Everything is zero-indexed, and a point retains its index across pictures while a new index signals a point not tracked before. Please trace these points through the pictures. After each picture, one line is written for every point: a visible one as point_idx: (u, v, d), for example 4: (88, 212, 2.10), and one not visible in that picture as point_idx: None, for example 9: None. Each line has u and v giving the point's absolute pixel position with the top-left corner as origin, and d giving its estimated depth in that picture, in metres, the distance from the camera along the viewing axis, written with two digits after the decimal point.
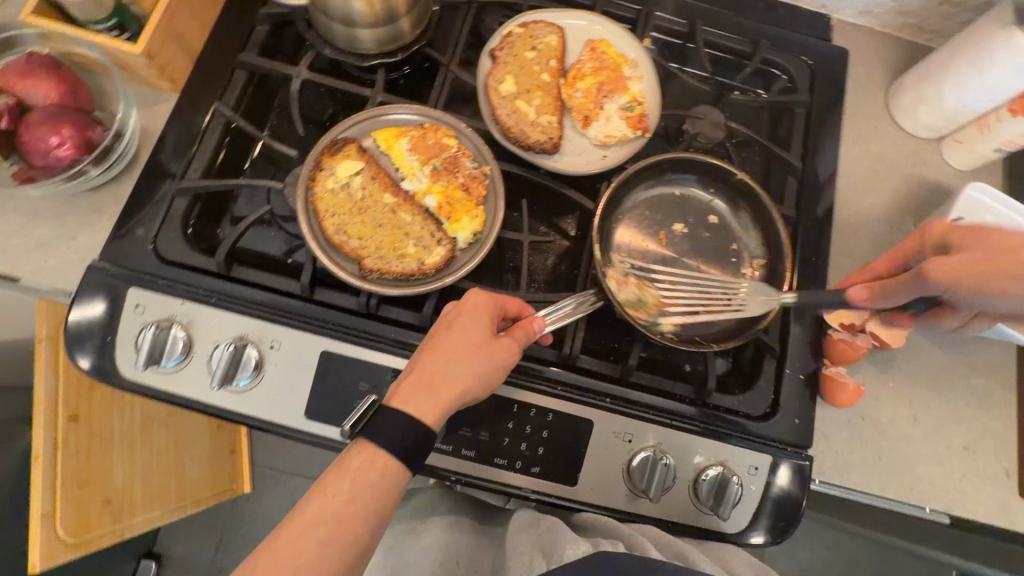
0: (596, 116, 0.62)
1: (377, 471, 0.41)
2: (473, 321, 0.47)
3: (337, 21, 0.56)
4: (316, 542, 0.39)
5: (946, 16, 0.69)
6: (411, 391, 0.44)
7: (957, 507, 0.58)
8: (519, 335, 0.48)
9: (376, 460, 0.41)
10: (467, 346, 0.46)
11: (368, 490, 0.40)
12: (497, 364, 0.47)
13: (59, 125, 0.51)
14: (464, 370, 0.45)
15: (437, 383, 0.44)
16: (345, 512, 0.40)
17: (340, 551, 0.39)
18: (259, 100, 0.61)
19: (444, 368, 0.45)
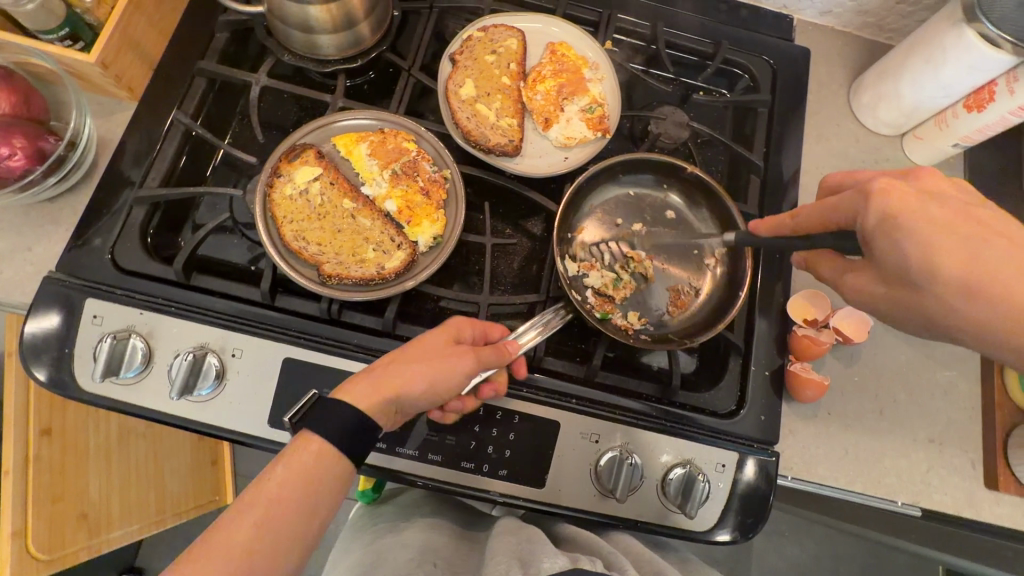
0: (556, 119, 0.63)
1: (313, 456, 0.39)
2: (439, 338, 0.48)
3: (294, 28, 0.56)
4: (247, 532, 0.36)
5: (904, 14, 0.70)
6: (359, 387, 0.43)
7: (924, 500, 0.58)
8: (486, 352, 0.48)
9: (308, 453, 0.39)
10: (429, 353, 0.46)
11: (302, 477, 0.39)
12: (457, 379, 0.46)
13: (12, 136, 0.51)
14: (420, 377, 0.45)
15: (387, 384, 0.43)
16: (279, 498, 0.38)
17: (273, 539, 0.37)
18: (220, 108, 0.60)
19: (398, 371, 0.44)
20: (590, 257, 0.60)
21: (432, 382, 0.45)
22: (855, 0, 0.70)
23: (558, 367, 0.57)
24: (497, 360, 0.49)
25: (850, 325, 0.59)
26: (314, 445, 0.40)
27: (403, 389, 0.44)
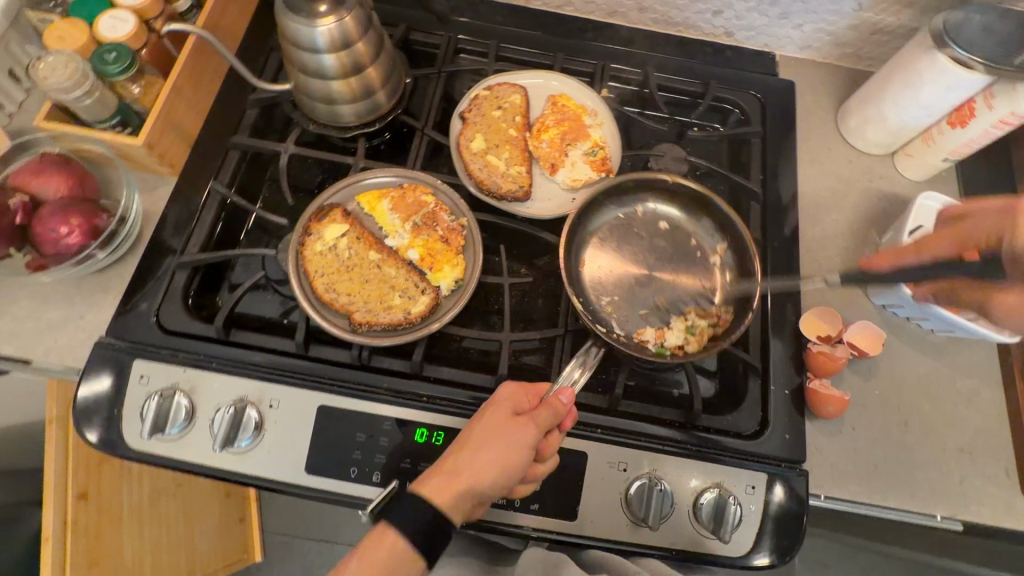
0: (562, 163, 0.68)
1: (385, 547, 0.45)
2: (498, 419, 0.50)
3: (318, 101, 0.61)
4: None
5: (880, 43, 0.75)
6: (436, 489, 0.46)
7: (962, 511, 0.57)
8: (543, 417, 0.49)
9: (382, 546, 0.45)
10: (489, 430, 0.49)
11: (374, 568, 0.44)
12: (522, 460, 0.49)
13: (69, 216, 0.56)
14: (490, 468, 0.48)
15: (468, 479, 0.47)
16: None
17: None
18: (251, 176, 0.66)
19: (472, 467, 0.47)
20: (604, 289, 0.63)
21: (501, 472, 0.48)
22: (832, 35, 0.75)
23: (581, 398, 0.59)
24: (554, 418, 0.50)
25: (864, 338, 0.61)
26: (393, 529, 0.45)
27: (478, 484, 0.47)
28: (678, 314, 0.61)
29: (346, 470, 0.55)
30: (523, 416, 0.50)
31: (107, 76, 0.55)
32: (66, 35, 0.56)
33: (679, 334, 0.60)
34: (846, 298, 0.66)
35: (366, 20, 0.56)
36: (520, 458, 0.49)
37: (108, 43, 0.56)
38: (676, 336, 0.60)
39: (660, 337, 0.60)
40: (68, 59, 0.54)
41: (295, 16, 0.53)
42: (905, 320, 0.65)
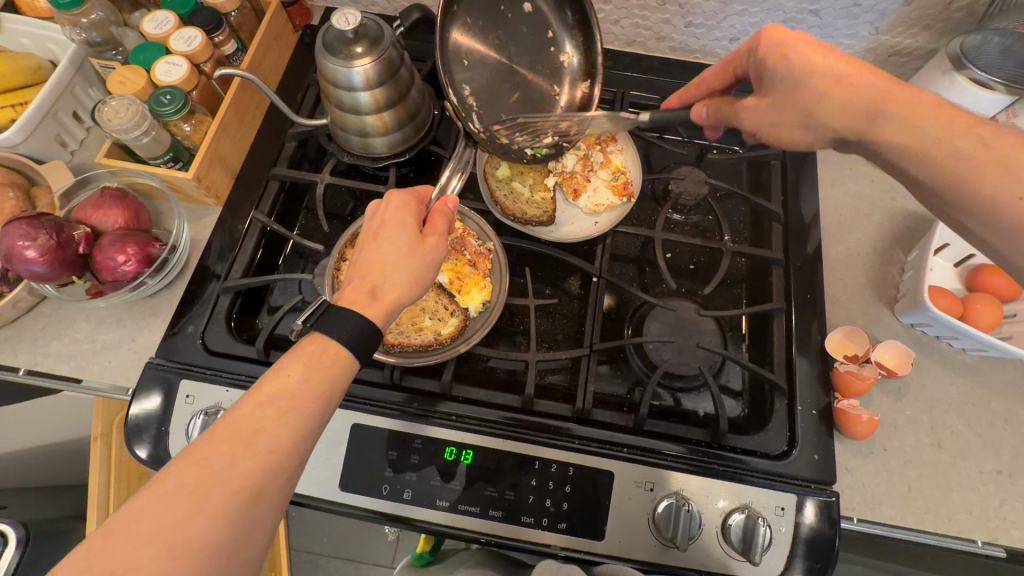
0: (584, 188, 0.69)
1: (270, 409, 0.39)
2: (377, 219, 0.50)
3: (352, 133, 0.65)
4: (191, 490, 0.35)
5: (900, 64, 0.75)
6: (256, 404, 0.39)
7: (1003, 536, 0.56)
8: (440, 222, 0.51)
9: (269, 388, 0.40)
10: (396, 250, 0.48)
11: (260, 418, 0.39)
12: (413, 230, 0.49)
13: (126, 245, 0.59)
14: (382, 255, 0.47)
15: (305, 375, 0.41)
16: (238, 452, 0.37)
17: (220, 494, 0.36)
18: (289, 206, 0.70)
19: (304, 366, 0.41)
20: (530, 95, 0.67)
21: (395, 243, 0.48)
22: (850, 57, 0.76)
23: (607, 418, 0.60)
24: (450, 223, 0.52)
25: (891, 358, 0.61)
26: (208, 451, 0.37)
27: (376, 270, 0.47)
28: (573, 158, 0.70)
29: (379, 487, 0.57)
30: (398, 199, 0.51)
31: (163, 116, 0.60)
32: (128, 80, 0.62)
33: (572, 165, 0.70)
34: (873, 316, 0.66)
35: (397, 59, 0.60)
36: (408, 228, 0.49)
37: (164, 87, 0.61)
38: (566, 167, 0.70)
39: (562, 173, 0.70)
40: (130, 102, 0.59)
41: (333, 58, 0.57)
42: (934, 338, 0.65)
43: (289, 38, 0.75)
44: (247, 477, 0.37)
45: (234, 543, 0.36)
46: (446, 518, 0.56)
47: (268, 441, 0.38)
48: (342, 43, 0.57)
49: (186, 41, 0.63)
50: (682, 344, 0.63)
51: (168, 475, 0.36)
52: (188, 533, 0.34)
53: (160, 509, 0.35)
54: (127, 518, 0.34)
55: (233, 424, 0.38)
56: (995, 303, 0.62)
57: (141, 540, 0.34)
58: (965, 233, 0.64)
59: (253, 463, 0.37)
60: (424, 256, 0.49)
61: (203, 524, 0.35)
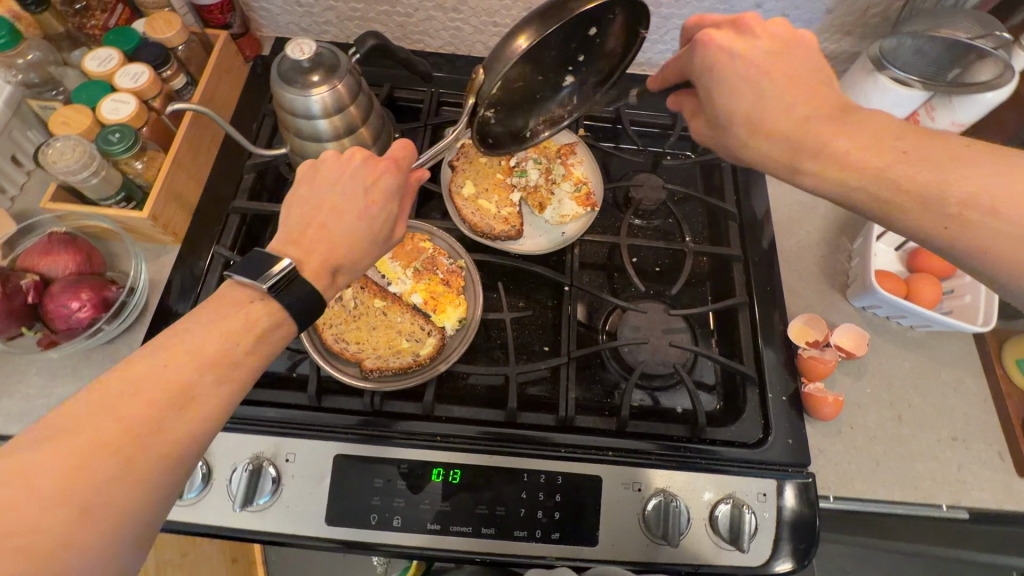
0: (548, 201, 0.70)
1: (206, 369, 0.38)
2: (353, 184, 0.47)
3: (314, 160, 0.64)
4: (109, 447, 0.33)
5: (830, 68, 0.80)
6: (191, 361, 0.37)
7: (965, 498, 0.60)
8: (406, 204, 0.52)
9: (209, 339, 0.38)
10: (367, 233, 0.48)
11: (193, 374, 0.37)
12: (389, 215, 0.49)
13: (80, 290, 0.57)
14: (350, 234, 0.46)
15: (245, 339, 0.40)
16: (166, 411, 0.36)
17: (143, 454, 0.34)
18: (251, 238, 0.68)
19: (247, 330, 0.40)
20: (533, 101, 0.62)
21: (372, 227, 0.48)
22: None
23: (590, 423, 0.61)
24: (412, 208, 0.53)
25: (849, 341, 0.65)
26: (122, 402, 0.35)
27: (341, 250, 0.46)
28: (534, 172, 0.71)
29: (367, 517, 0.55)
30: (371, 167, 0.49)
31: (112, 156, 0.57)
32: (72, 119, 0.59)
33: (536, 179, 0.71)
34: (829, 303, 0.70)
35: (357, 84, 0.60)
36: (386, 210, 0.49)
37: (112, 124, 0.59)
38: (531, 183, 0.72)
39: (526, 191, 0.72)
40: (76, 143, 0.57)
41: (290, 88, 0.57)
42: (885, 318, 0.69)
43: (240, 71, 0.74)
44: (165, 439, 0.35)
45: (140, 503, 0.34)
46: (421, 541, 0.55)
47: (198, 406, 0.37)
48: (298, 73, 0.57)
49: (132, 78, 0.61)
50: (656, 344, 0.64)
51: (74, 419, 0.34)
52: (85, 489, 0.32)
53: (59, 457, 0.32)
54: (14, 462, 0.31)
55: (166, 376, 0.36)
56: (934, 281, 0.67)
57: (45, 496, 0.31)
58: None
59: (182, 423, 0.36)
60: (382, 241, 0.49)
61: (118, 485, 0.33)
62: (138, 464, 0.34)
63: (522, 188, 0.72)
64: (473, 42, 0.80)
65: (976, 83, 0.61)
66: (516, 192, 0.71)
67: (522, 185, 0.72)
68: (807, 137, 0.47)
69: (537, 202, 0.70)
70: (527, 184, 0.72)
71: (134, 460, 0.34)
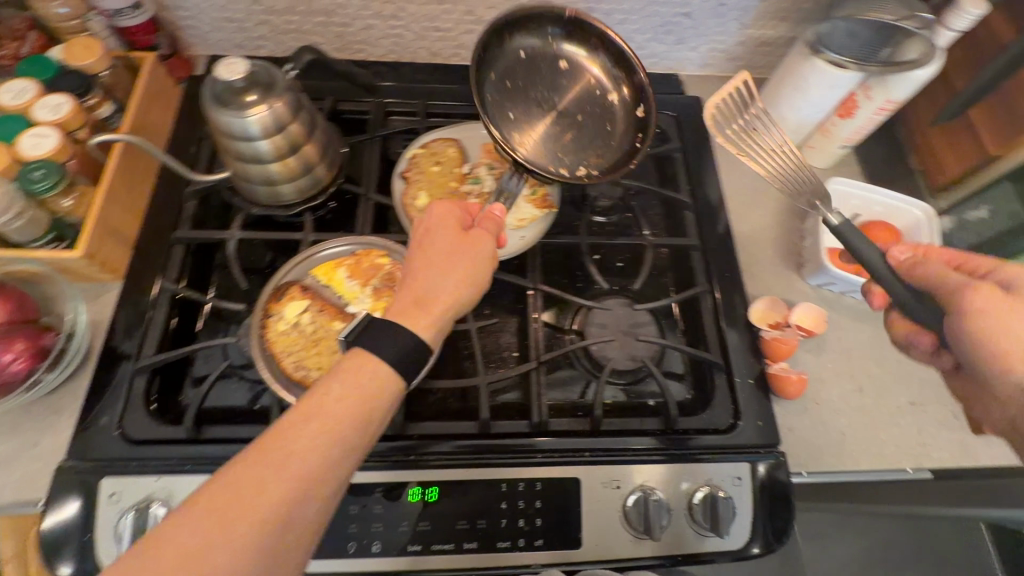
0: (505, 206, 0.66)
1: (347, 425, 0.41)
2: (426, 219, 0.55)
3: (259, 183, 0.62)
4: (230, 514, 0.36)
5: (769, 54, 0.82)
6: (320, 418, 0.40)
7: (927, 460, 0.62)
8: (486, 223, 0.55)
9: (335, 400, 0.41)
10: (442, 254, 0.51)
11: (313, 429, 0.40)
12: (452, 226, 0.54)
13: (12, 341, 0.53)
14: (441, 247, 0.52)
15: (349, 395, 0.42)
16: (283, 474, 0.38)
17: (260, 518, 0.36)
18: (199, 268, 0.65)
19: (347, 386, 0.42)
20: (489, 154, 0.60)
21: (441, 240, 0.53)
22: (724, 51, 0.82)
23: (565, 425, 0.60)
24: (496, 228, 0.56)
25: (809, 319, 0.66)
26: (257, 464, 0.38)
27: (417, 277, 0.51)
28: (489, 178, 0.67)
29: (345, 546, 0.54)
30: (474, 232, 0.55)
31: (36, 194, 0.54)
32: None
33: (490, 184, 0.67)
34: (787, 284, 0.72)
35: (296, 101, 0.58)
36: (440, 230, 0.54)
37: (34, 162, 0.55)
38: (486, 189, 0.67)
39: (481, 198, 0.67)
40: None
41: (225, 111, 0.54)
42: (840, 294, 0.71)
43: (171, 94, 0.71)
44: (277, 503, 0.37)
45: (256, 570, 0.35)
46: (393, 564, 0.54)
47: (324, 464, 0.39)
48: (232, 94, 0.55)
49: (52, 110, 0.58)
50: (624, 340, 0.65)
51: (218, 485, 0.37)
52: (209, 553, 0.34)
53: (197, 520, 0.35)
54: (163, 527, 0.35)
55: (265, 446, 0.39)
56: None
57: (174, 559, 0.34)
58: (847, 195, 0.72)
59: (291, 486, 0.38)
60: (470, 244, 0.53)
61: (232, 550, 0.35)
62: (256, 545, 0.36)
63: (478, 195, 0.67)
64: (416, 49, 0.79)
65: (906, 62, 0.63)
66: (472, 199, 0.66)
67: (478, 192, 0.67)
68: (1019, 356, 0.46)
69: (495, 208, 0.66)
70: (483, 190, 0.67)
71: (246, 563, 0.35)
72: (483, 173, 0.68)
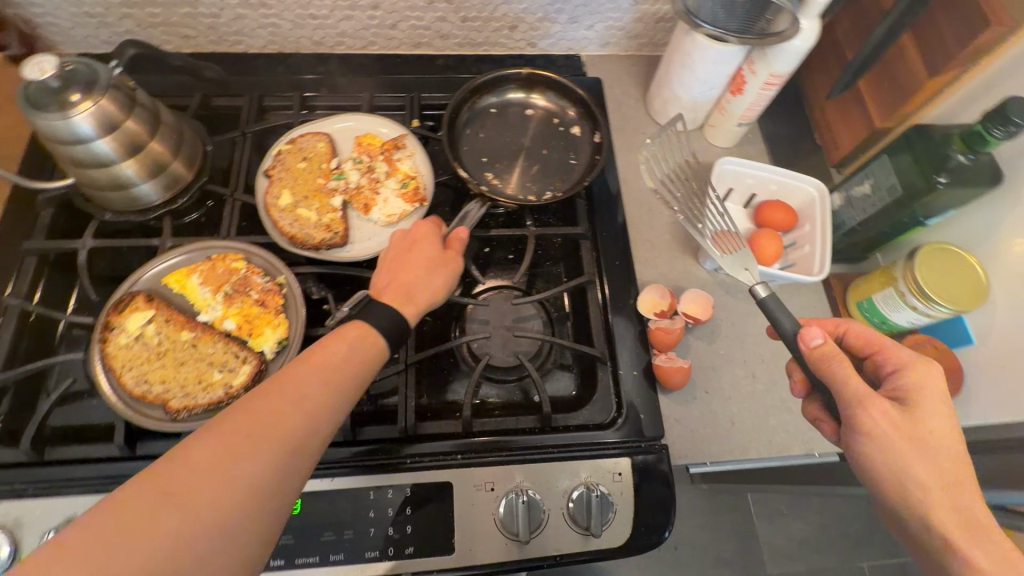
0: (375, 202, 0.63)
1: (310, 396, 0.40)
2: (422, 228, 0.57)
3: (106, 189, 0.58)
4: (159, 512, 0.32)
5: (669, 30, 0.79)
6: (279, 392, 0.39)
7: (817, 446, 0.61)
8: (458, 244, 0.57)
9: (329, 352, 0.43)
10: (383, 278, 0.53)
11: (317, 387, 0.41)
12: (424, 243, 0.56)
13: None
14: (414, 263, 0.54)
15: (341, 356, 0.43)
16: (246, 452, 0.36)
17: (209, 506, 0.34)
18: (57, 279, 0.62)
19: (345, 346, 0.44)
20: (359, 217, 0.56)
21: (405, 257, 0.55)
22: (622, 28, 0.78)
23: (437, 428, 0.58)
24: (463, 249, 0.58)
25: (696, 307, 0.64)
26: (195, 454, 0.35)
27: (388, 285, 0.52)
28: (356, 174, 0.64)
29: None
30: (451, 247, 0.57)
31: None
32: None
33: (358, 181, 0.64)
34: (684, 270, 0.69)
35: (128, 99, 0.54)
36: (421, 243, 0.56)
37: None
38: (354, 186, 0.64)
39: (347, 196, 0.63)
40: None
41: (43, 113, 0.51)
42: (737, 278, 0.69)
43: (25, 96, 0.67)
44: (222, 489, 0.34)
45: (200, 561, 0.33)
46: None
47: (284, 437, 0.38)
48: (50, 95, 0.51)
49: None
50: (505, 336, 0.63)
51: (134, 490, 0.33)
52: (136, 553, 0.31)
53: (108, 532, 0.31)
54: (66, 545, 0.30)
55: (284, 400, 0.39)
56: (776, 235, 0.67)
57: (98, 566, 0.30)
58: (741, 175, 0.69)
59: (248, 463, 0.36)
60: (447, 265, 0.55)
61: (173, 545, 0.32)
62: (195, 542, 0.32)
63: (345, 192, 0.63)
64: (296, 38, 0.75)
65: (776, 34, 0.60)
66: (337, 197, 0.63)
67: (345, 189, 0.64)
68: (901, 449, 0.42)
69: (364, 204, 0.63)
70: (349, 186, 0.64)
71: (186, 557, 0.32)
72: (350, 168, 0.64)
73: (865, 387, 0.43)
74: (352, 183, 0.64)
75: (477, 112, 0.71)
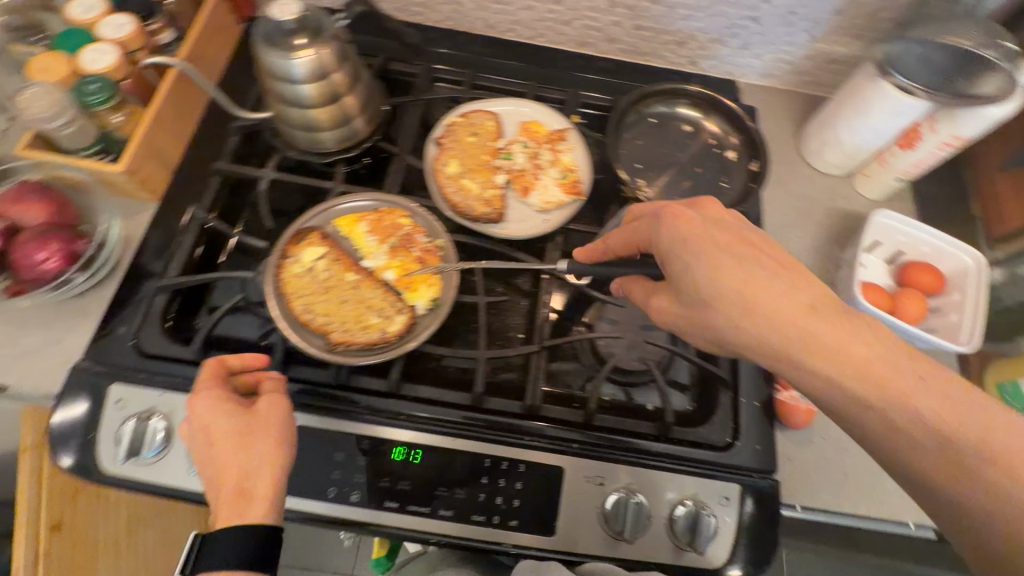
0: (534, 186, 0.67)
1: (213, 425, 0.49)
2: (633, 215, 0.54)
3: (297, 128, 0.63)
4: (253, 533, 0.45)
5: (837, 72, 0.78)
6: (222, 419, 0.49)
7: (931, 517, 0.59)
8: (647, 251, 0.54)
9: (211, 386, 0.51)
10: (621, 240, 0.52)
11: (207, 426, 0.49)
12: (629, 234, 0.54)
13: (48, 241, 0.57)
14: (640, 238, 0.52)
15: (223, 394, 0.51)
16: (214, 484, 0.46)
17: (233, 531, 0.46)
18: (231, 201, 0.67)
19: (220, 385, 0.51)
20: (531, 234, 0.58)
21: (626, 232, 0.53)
22: (789, 63, 0.78)
23: (557, 413, 0.59)
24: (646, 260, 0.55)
25: None
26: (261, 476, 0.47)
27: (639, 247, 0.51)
28: (521, 156, 0.68)
29: (326, 489, 0.55)
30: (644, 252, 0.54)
31: (89, 107, 0.57)
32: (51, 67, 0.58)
33: (522, 163, 0.68)
34: None
35: (343, 51, 0.59)
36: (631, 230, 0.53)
37: (92, 75, 0.57)
38: (517, 167, 0.68)
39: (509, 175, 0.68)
40: (51, 90, 0.55)
41: (273, 50, 0.55)
42: None
43: (232, 31, 0.72)
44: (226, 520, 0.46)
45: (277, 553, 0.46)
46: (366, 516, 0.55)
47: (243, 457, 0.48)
48: (281, 35, 0.55)
49: (116, 28, 0.60)
50: (632, 340, 0.64)
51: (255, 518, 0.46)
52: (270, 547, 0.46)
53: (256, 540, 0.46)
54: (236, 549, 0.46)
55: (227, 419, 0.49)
56: (921, 298, 0.65)
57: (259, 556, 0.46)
58: (894, 230, 0.68)
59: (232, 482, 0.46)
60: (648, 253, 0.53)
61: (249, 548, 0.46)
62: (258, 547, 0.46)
63: (507, 172, 0.68)
64: (474, 19, 0.79)
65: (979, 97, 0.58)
66: (501, 174, 0.67)
67: (508, 168, 0.68)
68: (847, 386, 0.40)
69: (523, 186, 0.67)
70: (513, 166, 0.68)
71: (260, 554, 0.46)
72: (516, 149, 0.68)
73: (768, 325, 0.41)
74: (516, 163, 0.68)
75: (638, 119, 0.73)
